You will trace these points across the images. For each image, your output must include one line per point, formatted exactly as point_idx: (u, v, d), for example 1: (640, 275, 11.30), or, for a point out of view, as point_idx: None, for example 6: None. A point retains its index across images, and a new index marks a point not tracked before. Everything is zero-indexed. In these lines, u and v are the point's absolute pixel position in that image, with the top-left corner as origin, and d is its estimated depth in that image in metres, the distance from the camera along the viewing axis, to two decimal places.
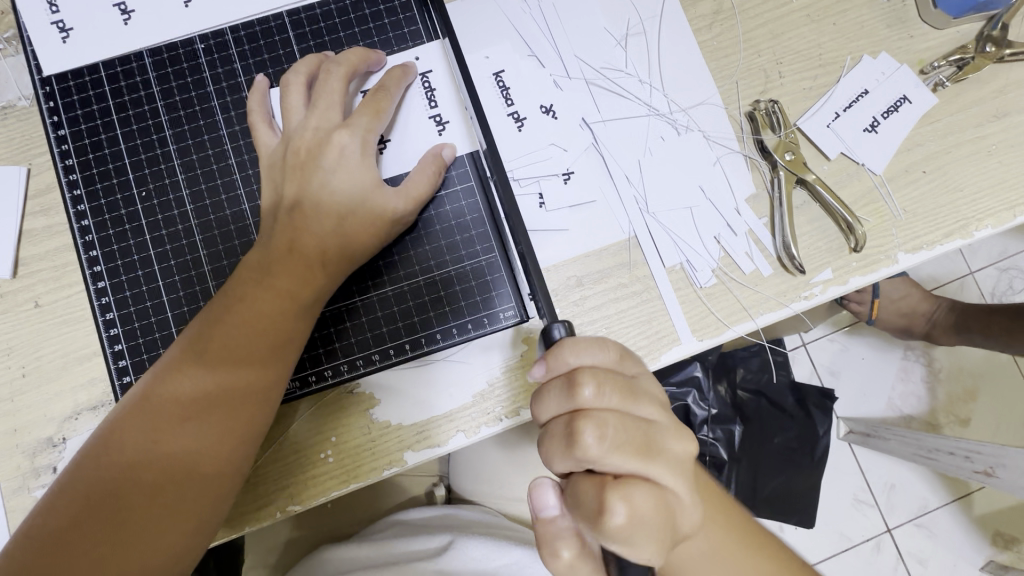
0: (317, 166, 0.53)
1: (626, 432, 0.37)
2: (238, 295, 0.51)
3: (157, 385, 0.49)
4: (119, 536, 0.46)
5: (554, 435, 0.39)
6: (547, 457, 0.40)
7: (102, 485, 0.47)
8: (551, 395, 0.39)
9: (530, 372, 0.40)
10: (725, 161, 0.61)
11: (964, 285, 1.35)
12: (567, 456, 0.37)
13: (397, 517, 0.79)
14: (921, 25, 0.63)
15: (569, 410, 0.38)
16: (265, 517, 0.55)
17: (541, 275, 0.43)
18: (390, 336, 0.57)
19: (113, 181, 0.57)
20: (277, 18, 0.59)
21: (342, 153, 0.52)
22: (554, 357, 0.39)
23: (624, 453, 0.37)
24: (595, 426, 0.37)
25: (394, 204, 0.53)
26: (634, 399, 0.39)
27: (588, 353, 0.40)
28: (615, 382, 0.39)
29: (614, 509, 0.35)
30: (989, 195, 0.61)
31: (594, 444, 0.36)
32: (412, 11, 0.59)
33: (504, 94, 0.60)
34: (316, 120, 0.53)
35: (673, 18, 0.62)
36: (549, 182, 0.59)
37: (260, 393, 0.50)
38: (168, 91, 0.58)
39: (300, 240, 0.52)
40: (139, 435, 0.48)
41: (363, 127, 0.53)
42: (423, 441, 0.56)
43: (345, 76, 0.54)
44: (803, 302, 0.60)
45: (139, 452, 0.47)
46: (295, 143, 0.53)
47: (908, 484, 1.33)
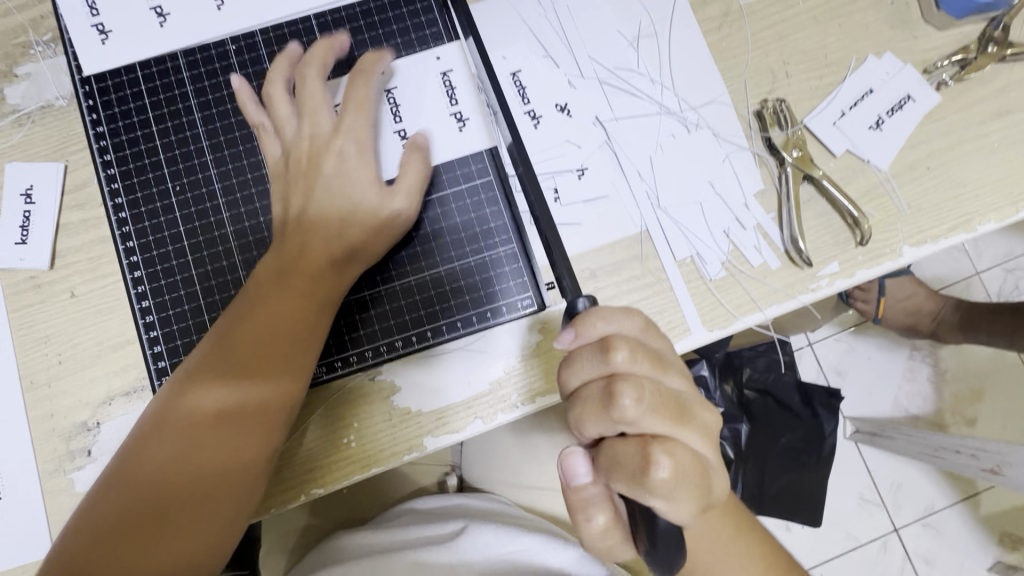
0: (317, 172, 0.55)
1: (660, 396, 0.39)
2: (261, 293, 0.53)
3: (186, 383, 0.51)
4: (160, 531, 0.48)
5: (588, 399, 0.40)
6: (579, 421, 0.41)
7: (138, 480, 0.49)
8: (583, 360, 0.41)
9: (558, 339, 0.42)
10: (734, 158, 0.63)
11: (970, 285, 1.36)
12: (604, 417, 0.39)
13: (413, 506, 0.81)
14: (925, 26, 0.65)
15: (603, 374, 0.40)
16: (292, 499, 0.57)
17: (568, 263, 0.49)
18: (411, 324, 0.59)
19: (149, 175, 0.60)
20: (304, 20, 0.61)
21: (341, 158, 0.55)
22: (584, 326, 0.41)
23: (660, 416, 0.38)
24: (632, 389, 0.38)
25: (393, 198, 0.55)
26: (663, 368, 0.41)
27: (615, 321, 0.42)
28: (646, 351, 0.41)
29: (659, 462, 0.37)
30: (991, 190, 0.63)
31: (631, 406, 0.38)
32: (434, 14, 0.62)
33: (523, 93, 0.62)
34: (307, 126, 0.56)
35: (684, 20, 0.64)
36: (564, 178, 0.62)
37: (285, 388, 0.52)
38: (201, 91, 0.60)
39: (310, 241, 0.54)
40: (173, 432, 0.50)
41: (352, 127, 0.55)
42: (442, 426, 0.58)
43: (314, 76, 0.56)
44: (810, 294, 0.61)
45: (173, 447, 0.50)
46: (294, 152, 0.56)
47: (915, 482, 1.34)
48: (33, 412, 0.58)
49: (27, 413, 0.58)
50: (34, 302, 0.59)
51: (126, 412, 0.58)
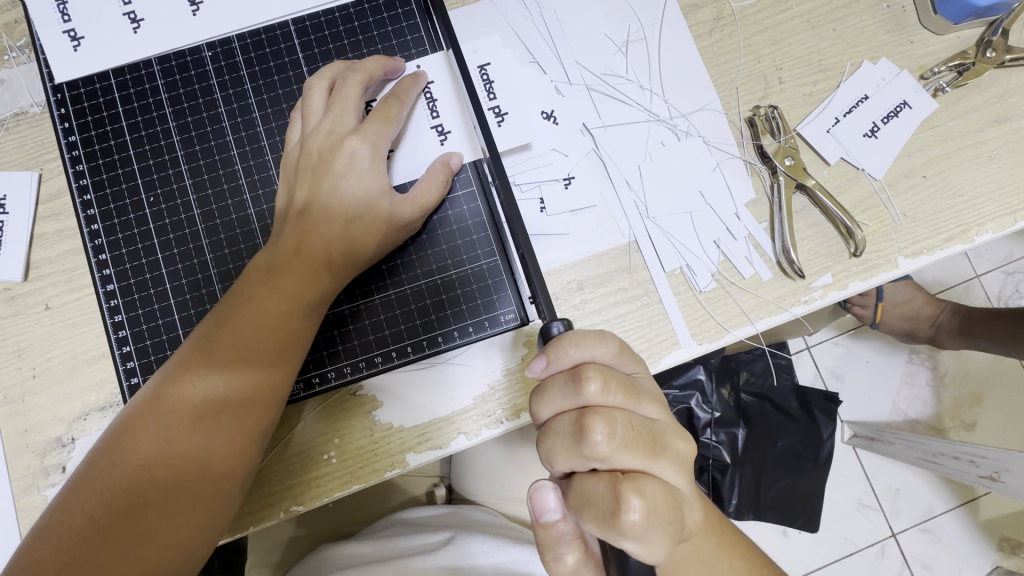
0: (327, 170, 0.53)
1: (632, 429, 0.38)
2: (246, 294, 0.52)
3: (166, 384, 0.50)
4: (134, 533, 0.47)
5: (558, 432, 0.40)
6: (548, 454, 0.40)
7: (114, 483, 0.47)
8: (555, 391, 0.40)
9: (529, 366, 0.41)
10: (725, 166, 0.61)
11: (970, 289, 1.35)
12: (574, 453, 0.38)
13: (399, 516, 0.80)
14: (922, 30, 0.63)
15: (574, 408, 0.39)
16: (270, 517, 0.56)
17: (540, 270, 0.43)
18: (392, 339, 0.58)
19: (123, 186, 0.59)
20: (283, 26, 0.60)
21: (352, 160, 0.53)
22: (554, 354, 0.40)
23: (632, 450, 0.38)
24: (604, 422, 0.38)
25: (401, 211, 0.54)
26: (637, 398, 0.41)
27: (589, 348, 0.40)
28: (619, 379, 0.40)
29: (630, 503, 0.36)
30: (990, 199, 0.61)
31: (602, 441, 0.37)
32: (416, 18, 0.60)
33: (488, 87, 0.60)
34: (329, 123, 0.54)
35: (674, 25, 0.62)
36: (550, 187, 0.60)
37: (268, 394, 0.51)
38: (176, 98, 0.59)
39: (307, 242, 0.52)
40: (150, 435, 0.48)
41: (375, 134, 0.54)
42: (424, 442, 0.57)
43: (360, 83, 0.55)
44: (803, 306, 0.60)
45: (150, 451, 0.48)
46: (308, 146, 0.54)
47: (913, 488, 1.33)
48: (6, 427, 0.57)
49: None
50: (8, 315, 0.58)
51: (101, 428, 0.56)
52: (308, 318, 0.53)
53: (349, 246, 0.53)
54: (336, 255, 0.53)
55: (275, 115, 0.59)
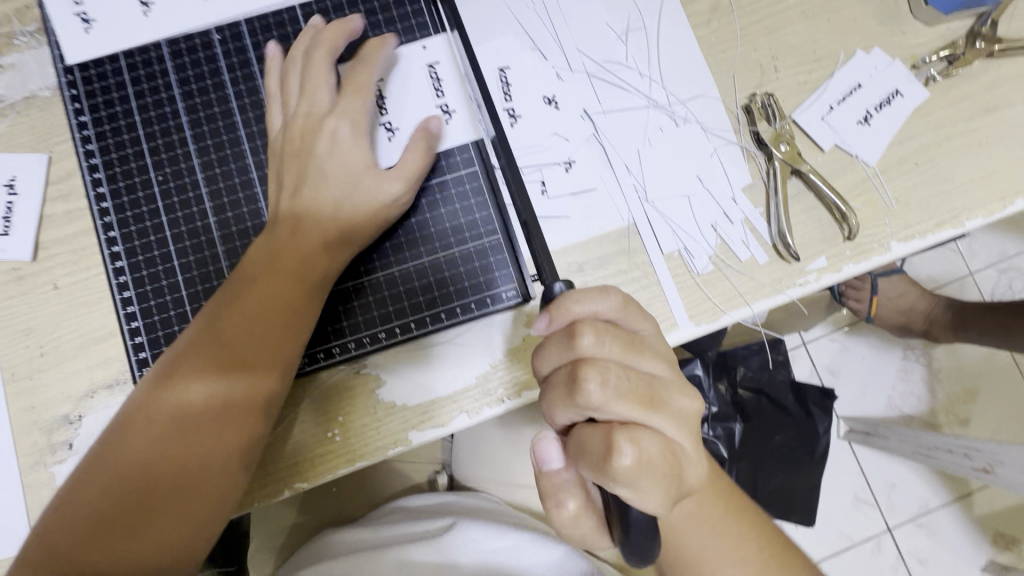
0: (310, 152, 0.55)
1: (626, 379, 0.39)
2: (252, 277, 0.53)
3: (175, 366, 0.51)
4: (149, 510, 0.48)
5: (556, 384, 0.40)
6: (549, 407, 0.41)
7: (124, 466, 0.48)
8: (553, 346, 0.41)
9: (532, 326, 0.42)
10: (723, 152, 0.63)
11: (963, 285, 1.37)
12: (570, 403, 0.39)
13: (400, 505, 0.80)
14: (914, 21, 0.65)
15: (570, 359, 0.40)
16: (275, 493, 0.57)
17: (545, 246, 0.45)
18: (396, 314, 0.59)
19: (132, 165, 0.60)
20: (290, 10, 0.61)
21: (334, 139, 0.55)
22: (557, 309, 0.40)
23: (627, 401, 0.38)
24: (597, 373, 0.38)
25: (387, 183, 0.55)
26: (635, 352, 0.41)
27: (589, 303, 0.41)
28: (617, 334, 0.40)
29: (620, 450, 0.36)
30: (979, 186, 0.63)
31: (596, 392, 0.38)
32: (420, 5, 0.62)
33: (506, 89, 0.62)
34: (307, 106, 0.56)
35: (672, 14, 0.64)
36: (551, 170, 0.61)
37: (275, 372, 0.52)
38: (185, 80, 0.60)
39: (305, 223, 0.54)
40: (160, 416, 0.49)
41: (351, 110, 0.55)
42: (427, 420, 0.58)
43: (327, 56, 0.56)
44: (799, 289, 0.61)
45: (161, 431, 0.49)
46: (290, 130, 0.56)
47: (907, 482, 1.34)
48: (14, 405, 0.57)
49: (7, 406, 0.57)
50: (16, 294, 0.58)
51: (109, 406, 0.57)
52: (314, 298, 0.54)
53: (354, 225, 0.54)
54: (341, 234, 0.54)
55: None
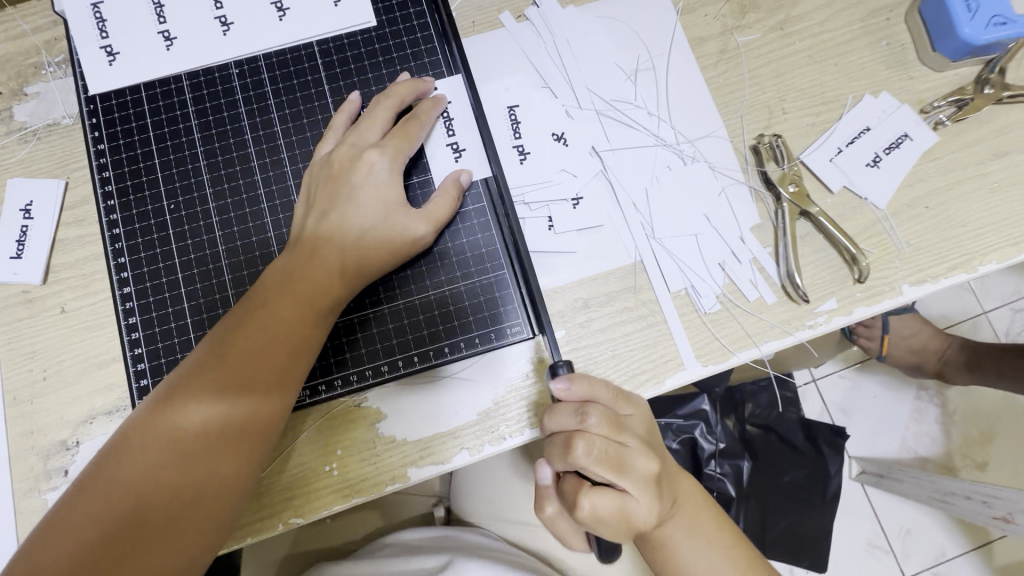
0: (346, 181, 0.55)
1: (609, 450, 0.44)
2: (263, 306, 0.52)
3: (177, 397, 0.50)
4: (137, 542, 0.46)
5: (555, 446, 0.46)
6: (548, 457, 0.47)
7: (120, 493, 0.47)
8: (561, 412, 0.46)
9: (551, 384, 0.47)
10: (730, 191, 0.63)
11: (977, 325, 1.34)
12: (561, 462, 0.44)
13: (395, 538, 0.77)
14: (921, 67, 0.66)
15: (571, 428, 0.45)
16: (267, 529, 0.55)
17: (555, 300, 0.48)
18: (399, 347, 0.58)
19: (145, 193, 0.61)
20: (307, 46, 0.63)
21: (370, 172, 0.55)
22: (575, 382, 0.46)
23: (604, 467, 0.44)
24: (586, 442, 0.44)
25: (414, 225, 0.55)
26: (621, 431, 0.45)
27: (595, 389, 0.47)
28: (610, 415, 0.45)
29: (583, 504, 0.44)
30: (992, 230, 0.62)
31: (582, 456, 0.43)
32: (434, 43, 0.63)
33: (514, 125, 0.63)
34: (353, 138, 0.57)
35: (680, 56, 0.65)
36: (559, 206, 0.61)
37: (275, 403, 0.51)
38: (203, 111, 0.62)
39: (323, 252, 0.54)
40: (158, 448, 0.48)
41: (393, 149, 0.56)
42: (426, 457, 0.57)
43: (392, 108, 0.58)
44: (808, 331, 0.60)
45: (159, 463, 0.48)
46: (331, 157, 0.56)
47: (924, 529, 1.29)
48: (13, 429, 0.57)
49: (6, 429, 0.57)
50: (23, 317, 0.59)
51: (107, 432, 0.57)
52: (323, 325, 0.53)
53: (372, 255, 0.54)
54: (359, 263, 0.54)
55: (294, 131, 0.61)
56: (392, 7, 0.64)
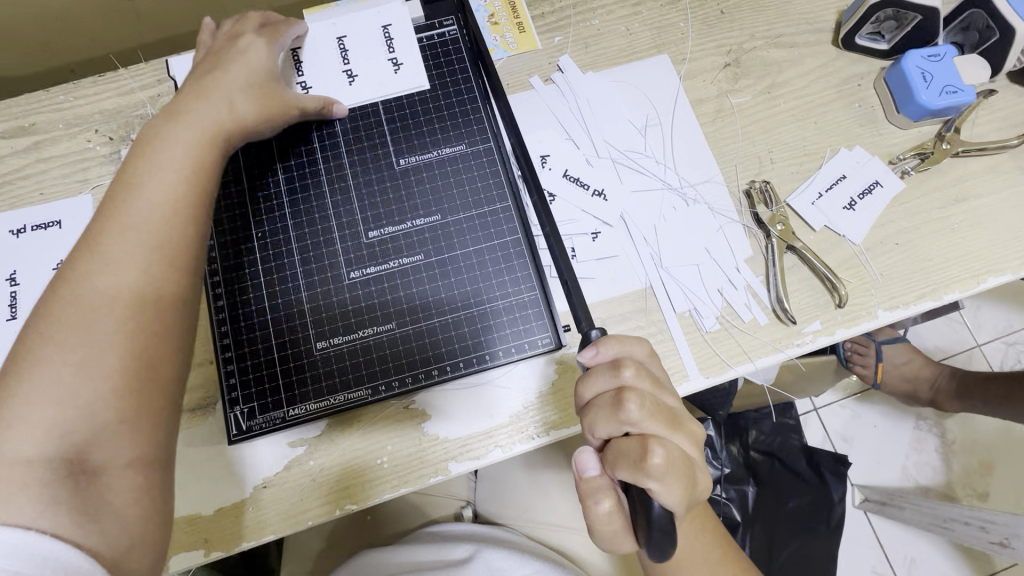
0: (231, 98, 0.60)
1: (659, 404, 0.45)
2: (103, 204, 0.51)
3: (69, 309, 0.46)
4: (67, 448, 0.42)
5: (599, 406, 0.46)
6: (590, 424, 0.46)
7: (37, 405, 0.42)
8: (599, 373, 0.47)
9: (579, 354, 0.48)
10: (727, 229, 0.73)
11: (969, 356, 1.42)
12: (612, 419, 0.45)
13: (427, 530, 0.84)
14: (888, 125, 0.77)
15: (613, 385, 0.46)
16: (326, 512, 0.64)
17: (587, 313, 0.55)
18: (448, 355, 0.66)
19: (233, 220, 0.68)
20: (373, 105, 0.73)
21: (235, 104, 0.60)
22: (605, 344, 0.47)
23: (658, 420, 0.44)
24: (637, 397, 0.45)
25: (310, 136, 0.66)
26: (661, 386, 0.47)
27: (629, 345, 0.49)
28: (648, 370, 0.47)
29: (653, 455, 0.43)
30: (954, 264, 0.72)
31: (636, 410, 0.44)
32: (478, 103, 0.75)
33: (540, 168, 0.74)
34: (246, 68, 0.62)
35: (684, 115, 0.77)
36: (580, 239, 0.72)
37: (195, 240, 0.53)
38: (284, 153, 0.70)
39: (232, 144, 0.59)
40: (49, 339, 0.44)
41: (248, 89, 0.61)
42: (465, 452, 0.66)
43: (249, 44, 0.64)
44: (796, 348, 0.70)
45: (67, 346, 0.44)
46: (229, 79, 0.60)
47: (928, 557, 1.33)
48: None
49: None
50: None
51: (187, 427, 0.66)
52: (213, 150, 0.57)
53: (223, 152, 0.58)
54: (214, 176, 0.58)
55: (363, 172, 0.71)
56: (443, 73, 0.76)
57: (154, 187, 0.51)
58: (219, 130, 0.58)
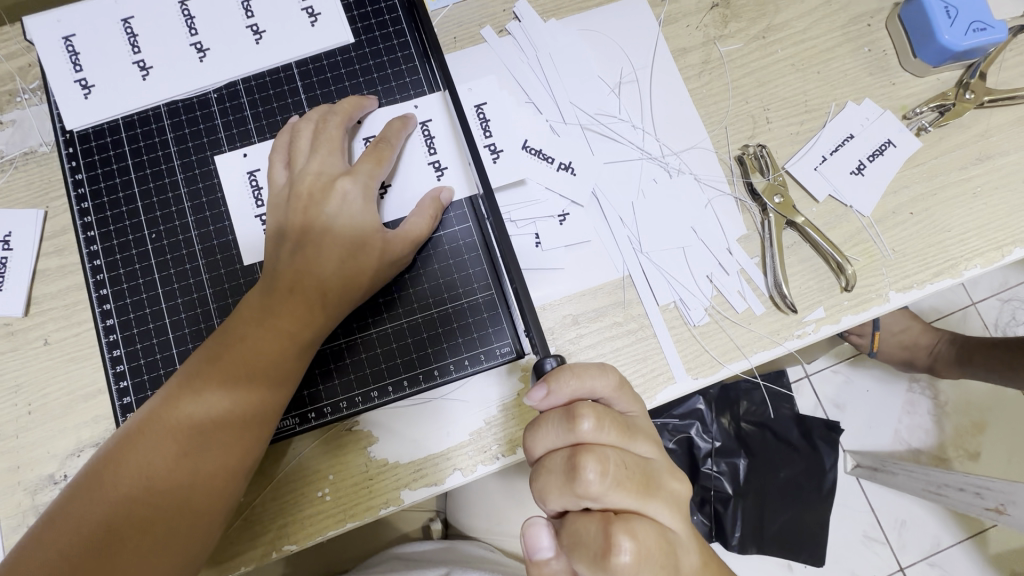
0: (318, 210, 0.54)
1: (625, 468, 0.38)
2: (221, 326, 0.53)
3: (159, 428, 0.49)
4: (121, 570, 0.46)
5: (551, 469, 0.39)
6: (542, 492, 0.40)
7: (118, 512, 0.47)
8: (549, 426, 0.40)
9: (528, 396, 0.40)
10: (716, 203, 0.63)
11: (966, 317, 1.33)
12: (566, 491, 0.38)
13: (395, 551, 0.78)
14: (903, 72, 0.66)
15: (568, 444, 0.39)
16: (260, 557, 0.55)
17: (543, 336, 0.44)
18: (389, 372, 0.58)
19: (126, 223, 0.60)
20: (286, 68, 0.62)
21: (345, 200, 0.55)
22: (555, 383, 0.40)
23: (625, 490, 0.38)
24: (597, 460, 0.38)
25: (393, 247, 0.55)
26: (630, 436, 0.41)
27: (587, 381, 0.41)
28: (613, 418, 0.40)
29: (619, 545, 0.36)
30: (976, 234, 0.62)
31: (594, 479, 0.37)
32: (414, 62, 0.63)
33: (485, 125, 0.62)
34: (318, 164, 0.55)
35: (664, 68, 0.65)
36: (545, 223, 0.61)
37: (244, 430, 0.50)
38: (181, 138, 0.61)
39: (303, 280, 0.53)
40: (149, 460, 0.48)
41: (366, 174, 0.55)
42: (419, 479, 0.56)
43: (341, 127, 0.57)
44: (797, 340, 0.61)
45: (162, 467, 0.48)
46: (298, 186, 0.55)
47: (920, 520, 1.27)
48: None
49: None
50: (7, 350, 0.58)
51: None
52: (247, 413, 0.51)
53: (269, 334, 0.52)
54: (264, 318, 0.52)
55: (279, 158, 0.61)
56: (372, 26, 0.63)
57: (264, 316, 0.52)
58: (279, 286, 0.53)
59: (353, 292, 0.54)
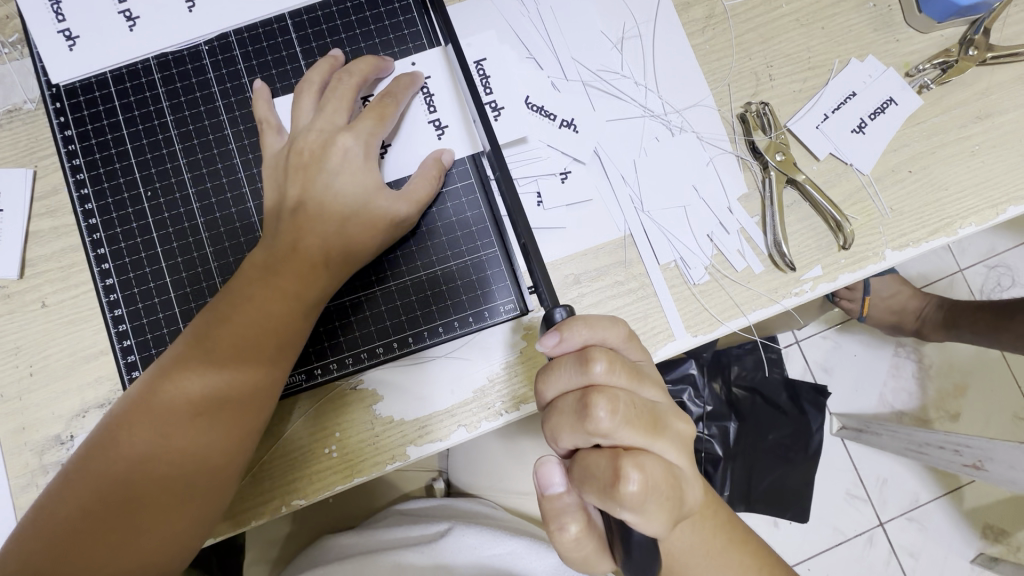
0: (320, 168, 0.54)
1: (634, 407, 0.40)
2: (223, 291, 0.53)
3: (169, 393, 0.49)
4: (135, 530, 0.47)
5: (563, 410, 0.41)
6: (555, 431, 0.42)
7: (129, 474, 0.48)
8: (563, 368, 0.41)
9: (540, 342, 0.42)
10: (718, 161, 0.63)
11: (953, 283, 1.35)
12: (578, 429, 0.40)
13: (398, 507, 0.80)
14: (907, 29, 0.65)
15: (581, 385, 0.41)
16: (270, 512, 0.56)
17: (552, 287, 0.44)
18: (393, 330, 0.58)
19: (120, 180, 0.59)
20: (280, 19, 0.60)
21: (346, 156, 0.54)
22: (569, 331, 0.41)
23: (634, 427, 0.39)
24: (607, 400, 0.39)
25: (396, 208, 0.54)
26: (639, 380, 0.42)
27: (601, 329, 0.43)
28: (623, 362, 0.42)
29: (628, 476, 0.37)
30: (972, 193, 0.63)
31: (605, 417, 0.39)
32: (413, 14, 0.61)
33: (485, 81, 0.61)
34: (322, 123, 0.54)
35: (667, 22, 0.63)
36: (547, 181, 0.61)
37: (252, 395, 0.51)
38: (173, 92, 0.59)
39: (304, 240, 0.53)
40: (160, 423, 0.49)
41: (367, 132, 0.54)
42: (424, 435, 0.57)
43: (355, 86, 0.55)
44: (794, 298, 0.62)
45: (172, 432, 0.49)
46: (298, 145, 0.54)
47: (900, 478, 1.32)
48: (3, 426, 0.56)
49: None
50: (4, 313, 0.57)
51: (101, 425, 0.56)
52: (256, 375, 0.51)
53: (270, 297, 0.52)
54: (267, 280, 0.52)
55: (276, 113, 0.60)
56: None
57: (266, 282, 0.52)
58: (276, 251, 0.53)
59: (358, 253, 0.54)
